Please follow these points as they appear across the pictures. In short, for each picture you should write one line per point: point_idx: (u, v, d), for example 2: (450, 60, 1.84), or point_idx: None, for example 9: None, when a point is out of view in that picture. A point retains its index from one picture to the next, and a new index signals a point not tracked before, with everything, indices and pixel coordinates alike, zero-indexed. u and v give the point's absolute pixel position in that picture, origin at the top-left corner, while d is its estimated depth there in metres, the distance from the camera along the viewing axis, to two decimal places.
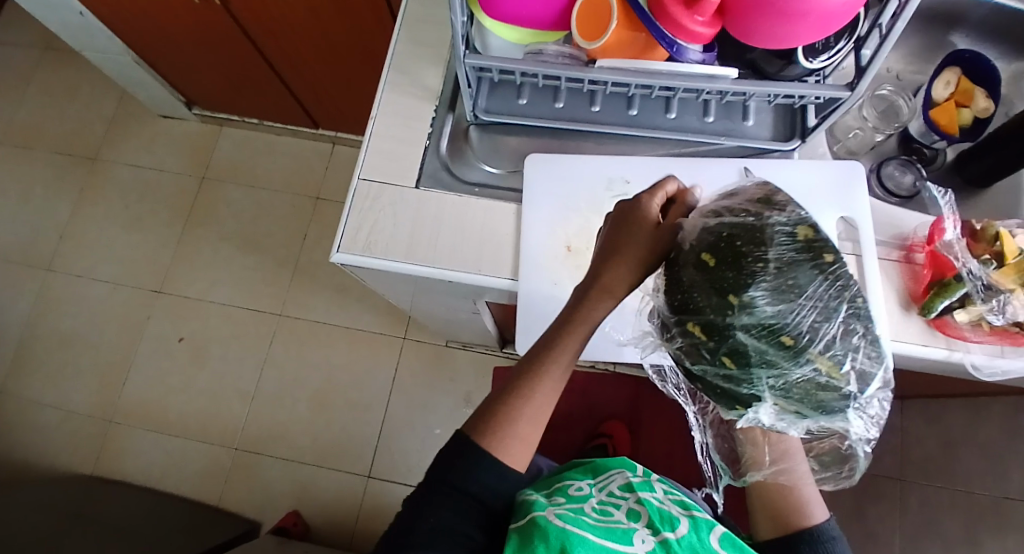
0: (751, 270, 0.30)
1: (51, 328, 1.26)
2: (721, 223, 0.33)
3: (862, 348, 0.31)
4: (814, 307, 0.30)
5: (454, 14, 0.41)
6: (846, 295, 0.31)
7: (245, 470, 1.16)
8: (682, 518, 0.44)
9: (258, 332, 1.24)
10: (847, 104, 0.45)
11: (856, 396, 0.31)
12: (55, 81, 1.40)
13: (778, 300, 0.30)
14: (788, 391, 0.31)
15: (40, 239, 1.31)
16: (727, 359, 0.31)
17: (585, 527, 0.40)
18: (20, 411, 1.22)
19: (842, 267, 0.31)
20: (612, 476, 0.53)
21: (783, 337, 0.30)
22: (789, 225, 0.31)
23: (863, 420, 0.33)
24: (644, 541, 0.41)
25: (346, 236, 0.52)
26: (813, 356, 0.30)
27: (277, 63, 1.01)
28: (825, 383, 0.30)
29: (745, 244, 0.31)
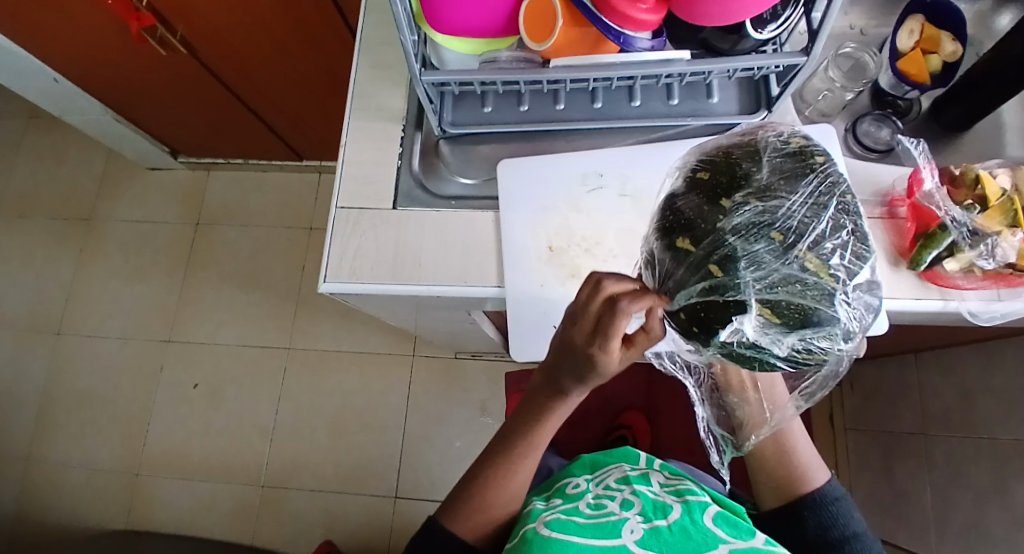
0: (745, 175, 0.31)
1: (69, 390, 1.29)
2: (718, 146, 0.35)
3: (849, 247, 0.30)
4: (804, 202, 0.30)
5: (404, 34, 0.42)
6: (837, 194, 0.31)
7: (274, 504, 1.18)
8: (675, 504, 0.45)
9: (269, 368, 1.25)
10: (807, 69, 0.45)
11: (843, 302, 0.30)
12: (42, 149, 1.43)
13: (770, 197, 0.30)
14: (777, 293, 0.29)
15: (47, 304, 1.34)
16: (714, 266, 0.30)
17: (572, 531, 0.41)
18: (49, 475, 1.24)
19: (830, 169, 0.32)
20: (609, 471, 0.54)
21: (773, 233, 0.29)
22: (781, 139, 0.33)
23: (848, 338, 0.32)
24: (633, 531, 0.42)
25: (331, 264, 0.53)
26: (801, 254, 0.29)
27: (252, 100, 1.02)
28: (814, 282, 0.29)
29: (740, 157, 0.33)
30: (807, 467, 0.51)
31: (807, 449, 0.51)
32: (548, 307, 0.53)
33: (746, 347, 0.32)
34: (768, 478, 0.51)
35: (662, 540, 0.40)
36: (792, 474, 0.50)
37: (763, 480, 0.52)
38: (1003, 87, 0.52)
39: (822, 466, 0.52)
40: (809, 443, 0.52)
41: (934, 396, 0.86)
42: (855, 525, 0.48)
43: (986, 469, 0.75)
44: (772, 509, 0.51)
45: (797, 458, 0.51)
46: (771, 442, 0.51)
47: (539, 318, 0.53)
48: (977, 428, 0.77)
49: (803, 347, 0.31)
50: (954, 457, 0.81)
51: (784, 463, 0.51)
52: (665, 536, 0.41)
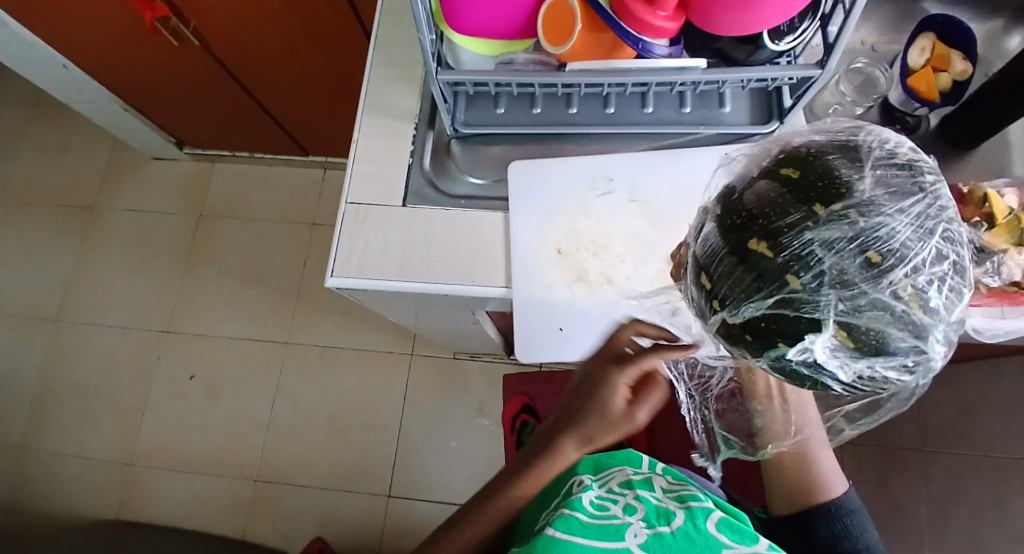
0: (842, 182, 0.27)
1: (65, 379, 1.28)
2: (810, 143, 0.30)
3: (951, 280, 0.26)
4: (910, 221, 0.26)
5: (423, 33, 0.42)
6: (947, 216, 0.26)
7: (268, 500, 1.17)
8: (678, 510, 0.45)
9: (267, 362, 1.25)
10: (821, 81, 0.45)
11: (930, 337, 0.26)
12: (47, 136, 1.43)
13: (873, 212, 0.26)
14: (857, 319, 0.26)
15: (45, 292, 1.33)
16: (791, 278, 0.27)
17: (576, 530, 0.42)
18: (42, 463, 1.23)
19: (942, 188, 0.27)
20: (612, 473, 0.54)
21: (869, 253, 0.25)
22: (885, 145, 0.29)
23: (917, 372, 0.29)
24: (636, 535, 0.41)
25: (339, 259, 0.53)
26: (897, 280, 0.25)
27: (260, 94, 1.02)
28: (903, 315, 0.25)
29: (835, 159, 0.28)
30: (825, 476, 0.50)
31: (827, 461, 0.50)
32: (553, 310, 0.53)
33: (804, 366, 0.29)
34: (782, 483, 0.51)
35: (666, 544, 0.40)
36: (807, 482, 0.50)
37: (778, 486, 0.52)
38: (1012, 107, 0.53)
39: (840, 479, 0.51)
40: (830, 456, 0.51)
41: (933, 412, 0.86)
42: (868, 538, 0.48)
43: (983, 486, 0.75)
44: (781, 516, 0.52)
45: (816, 467, 0.50)
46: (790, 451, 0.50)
47: (543, 320, 0.53)
48: (975, 445, 0.78)
49: (870, 376, 0.28)
50: (951, 473, 0.81)
51: (801, 472, 0.50)
52: (669, 541, 0.40)
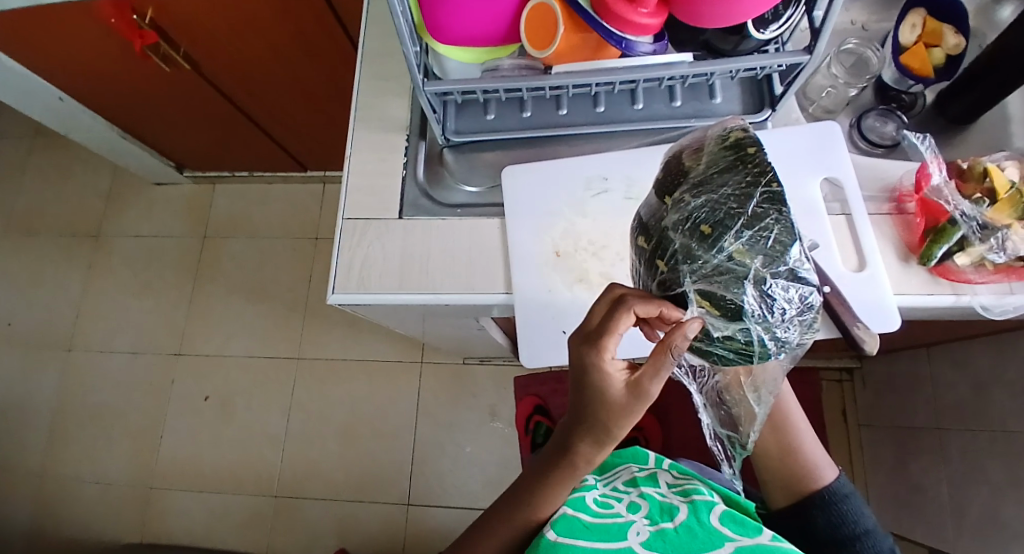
0: (686, 177, 0.36)
1: (81, 405, 1.29)
2: (680, 148, 0.40)
3: (773, 232, 0.33)
4: (731, 192, 0.34)
5: (406, 46, 0.42)
6: (764, 179, 0.33)
7: (287, 514, 1.18)
8: (681, 504, 0.45)
9: (278, 378, 1.26)
10: (810, 67, 0.45)
11: (771, 287, 0.34)
12: (49, 167, 1.44)
13: (700, 194, 0.35)
14: (709, 283, 0.34)
15: (57, 321, 1.35)
16: (661, 261, 0.36)
17: (578, 534, 0.41)
18: (63, 489, 1.25)
19: (763, 155, 0.34)
20: (617, 473, 0.55)
21: (703, 227, 0.34)
22: (724, 132, 0.37)
23: (785, 326, 0.35)
24: (639, 533, 0.41)
25: (340, 274, 0.53)
26: (727, 243, 0.33)
27: (254, 112, 1.03)
28: (737, 268, 0.33)
29: (688, 158, 0.38)
30: (815, 460, 0.51)
31: (814, 446, 0.51)
32: (556, 312, 0.53)
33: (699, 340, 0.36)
34: (775, 471, 0.51)
35: (668, 542, 0.40)
36: (798, 466, 0.50)
37: (772, 476, 0.52)
38: (1007, 79, 0.52)
39: (830, 463, 0.51)
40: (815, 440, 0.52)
41: (947, 391, 0.85)
42: (866, 521, 0.48)
43: (1001, 463, 0.74)
44: (779, 509, 0.51)
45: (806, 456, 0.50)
46: (777, 441, 0.51)
47: (547, 324, 0.53)
48: (992, 421, 0.77)
49: (746, 336, 0.35)
50: (969, 451, 0.80)
51: (789, 460, 0.50)
52: (672, 539, 0.41)
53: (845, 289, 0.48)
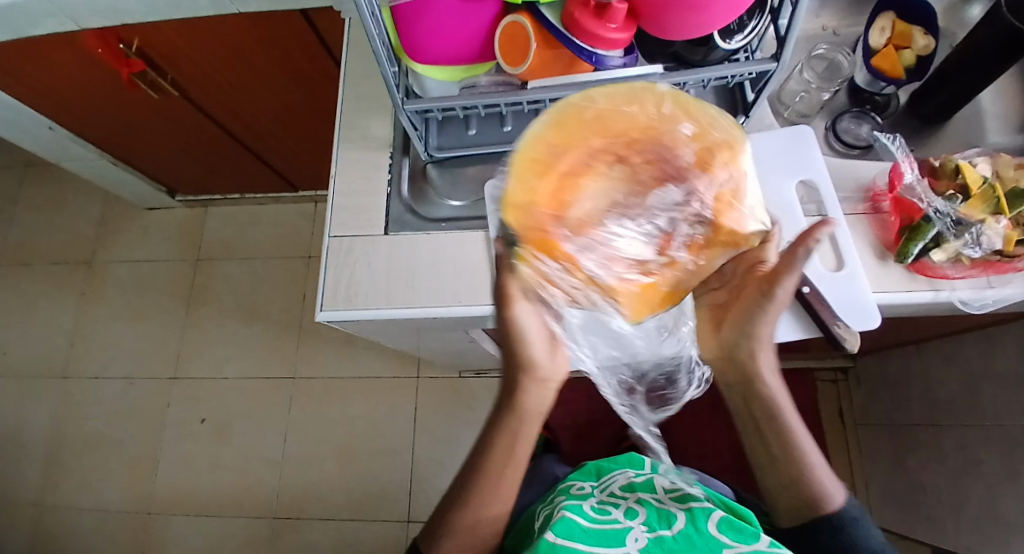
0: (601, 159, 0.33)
1: (76, 434, 1.29)
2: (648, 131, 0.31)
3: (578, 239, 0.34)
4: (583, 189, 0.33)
5: (384, 67, 0.43)
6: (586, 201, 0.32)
7: (287, 536, 1.17)
8: (679, 513, 0.46)
9: (275, 399, 1.25)
10: (779, 74, 0.46)
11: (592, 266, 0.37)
12: (41, 196, 1.45)
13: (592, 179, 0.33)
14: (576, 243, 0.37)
15: (52, 350, 1.35)
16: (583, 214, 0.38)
17: (577, 537, 0.41)
18: (60, 519, 1.24)
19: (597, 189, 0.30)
20: (615, 477, 0.56)
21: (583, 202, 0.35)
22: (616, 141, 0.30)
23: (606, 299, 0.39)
24: (637, 539, 0.42)
25: (327, 292, 0.54)
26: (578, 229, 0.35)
27: (243, 135, 1.04)
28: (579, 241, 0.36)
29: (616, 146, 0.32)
30: (820, 481, 0.48)
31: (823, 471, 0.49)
32: None
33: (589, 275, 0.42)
34: (779, 489, 0.49)
35: (666, 548, 0.41)
36: (805, 486, 0.48)
37: (778, 496, 0.50)
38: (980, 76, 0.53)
39: (835, 480, 0.49)
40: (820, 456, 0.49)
41: (939, 386, 0.86)
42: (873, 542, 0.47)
43: (995, 455, 0.74)
44: (785, 528, 0.50)
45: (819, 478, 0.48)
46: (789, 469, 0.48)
47: None
48: (985, 414, 0.77)
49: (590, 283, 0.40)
50: (964, 445, 0.81)
51: (797, 484, 0.48)
52: (669, 544, 0.41)
53: (824, 289, 0.48)
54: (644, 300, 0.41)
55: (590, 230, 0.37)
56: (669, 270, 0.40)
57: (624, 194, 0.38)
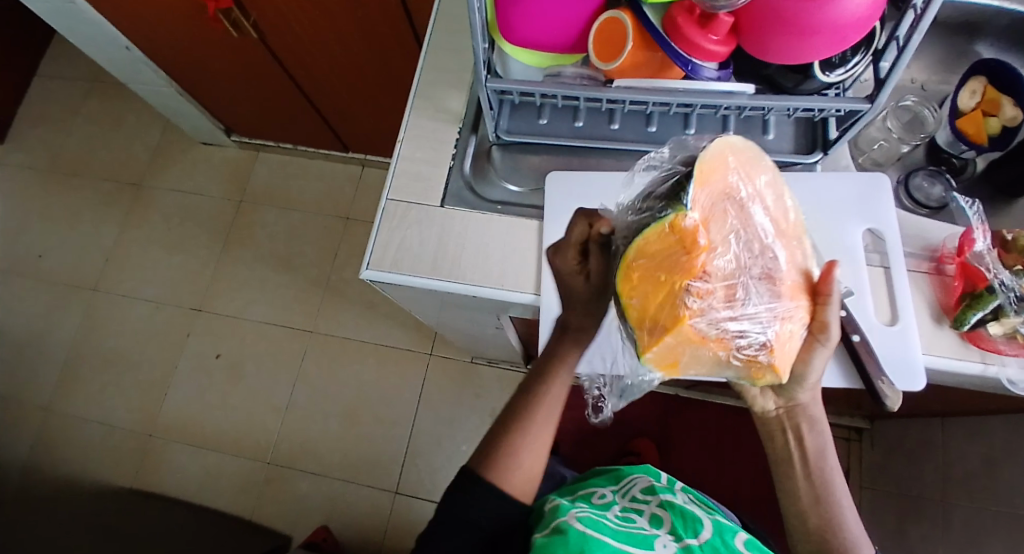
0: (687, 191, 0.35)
1: (97, 346, 1.33)
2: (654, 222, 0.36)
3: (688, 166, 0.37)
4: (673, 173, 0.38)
5: (476, 41, 0.43)
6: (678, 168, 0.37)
7: (277, 484, 1.19)
8: (704, 522, 0.48)
9: (289, 350, 1.28)
10: (869, 115, 0.45)
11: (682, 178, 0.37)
12: (104, 114, 1.49)
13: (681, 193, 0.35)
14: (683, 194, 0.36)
15: (88, 262, 1.39)
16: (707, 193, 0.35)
17: (605, 531, 0.43)
18: (67, 425, 1.28)
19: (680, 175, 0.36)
20: (635, 482, 0.57)
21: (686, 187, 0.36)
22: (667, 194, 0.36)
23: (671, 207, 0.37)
24: (665, 545, 0.43)
25: (375, 253, 0.55)
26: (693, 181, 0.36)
27: (309, 89, 1.05)
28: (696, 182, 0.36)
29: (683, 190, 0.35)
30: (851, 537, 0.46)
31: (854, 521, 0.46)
32: None
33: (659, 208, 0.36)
34: (806, 539, 0.47)
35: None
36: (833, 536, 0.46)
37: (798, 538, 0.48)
38: None
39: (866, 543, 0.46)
40: (854, 514, 0.47)
41: (957, 464, 0.83)
42: None
43: (1003, 544, 0.72)
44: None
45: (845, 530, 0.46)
46: (817, 514, 0.46)
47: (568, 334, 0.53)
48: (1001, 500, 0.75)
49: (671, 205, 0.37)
50: (971, 527, 0.78)
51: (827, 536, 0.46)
52: None
53: (874, 340, 0.47)
54: (662, 348, 0.35)
55: (716, 257, 0.34)
56: (709, 357, 0.35)
57: (747, 274, 0.34)
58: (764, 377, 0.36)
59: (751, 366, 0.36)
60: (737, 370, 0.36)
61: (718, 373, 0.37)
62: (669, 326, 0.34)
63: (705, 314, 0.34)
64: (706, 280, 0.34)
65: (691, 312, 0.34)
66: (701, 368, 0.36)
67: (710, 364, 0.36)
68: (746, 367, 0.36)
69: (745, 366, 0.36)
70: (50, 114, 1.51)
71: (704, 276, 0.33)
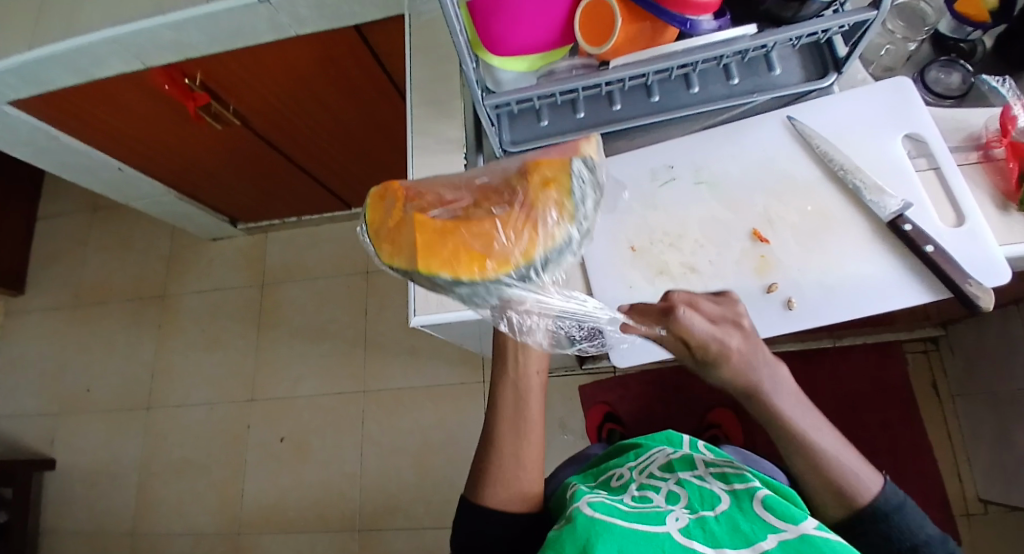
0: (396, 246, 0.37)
1: (164, 461, 1.34)
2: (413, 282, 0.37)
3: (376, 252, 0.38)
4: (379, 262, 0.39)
5: (466, 61, 0.43)
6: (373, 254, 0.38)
7: (372, 547, 1.18)
8: (723, 494, 0.41)
9: (348, 414, 1.28)
10: (877, 23, 0.43)
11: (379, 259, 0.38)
12: (112, 238, 1.53)
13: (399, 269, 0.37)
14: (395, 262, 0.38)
15: (135, 382, 1.41)
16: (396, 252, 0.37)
17: (614, 512, 0.38)
18: (157, 543, 1.29)
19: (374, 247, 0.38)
20: (653, 456, 0.53)
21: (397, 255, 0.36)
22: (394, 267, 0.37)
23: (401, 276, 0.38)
24: (678, 519, 0.38)
25: (418, 298, 0.54)
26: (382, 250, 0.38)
27: (299, 158, 1.06)
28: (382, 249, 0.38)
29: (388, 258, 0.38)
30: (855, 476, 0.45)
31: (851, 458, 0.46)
32: None
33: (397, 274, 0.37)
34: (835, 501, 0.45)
35: (708, 530, 0.36)
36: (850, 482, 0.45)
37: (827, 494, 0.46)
38: None
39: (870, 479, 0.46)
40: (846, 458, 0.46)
41: None
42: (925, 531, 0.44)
43: None
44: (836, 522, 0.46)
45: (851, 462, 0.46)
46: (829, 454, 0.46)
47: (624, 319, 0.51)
48: None
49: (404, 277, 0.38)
50: None
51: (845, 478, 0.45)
52: (712, 525, 0.37)
53: (947, 246, 0.45)
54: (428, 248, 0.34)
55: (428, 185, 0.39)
56: (515, 219, 0.35)
57: (475, 179, 0.39)
58: (558, 197, 0.35)
59: (530, 196, 0.35)
60: (533, 212, 0.35)
61: (524, 230, 0.35)
62: (422, 232, 0.34)
63: (441, 209, 0.36)
64: (429, 202, 0.36)
65: (428, 212, 0.36)
66: (502, 237, 0.34)
67: (499, 225, 0.35)
68: (528, 201, 0.35)
69: (527, 199, 0.35)
70: (63, 252, 1.55)
71: (418, 195, 0.37)
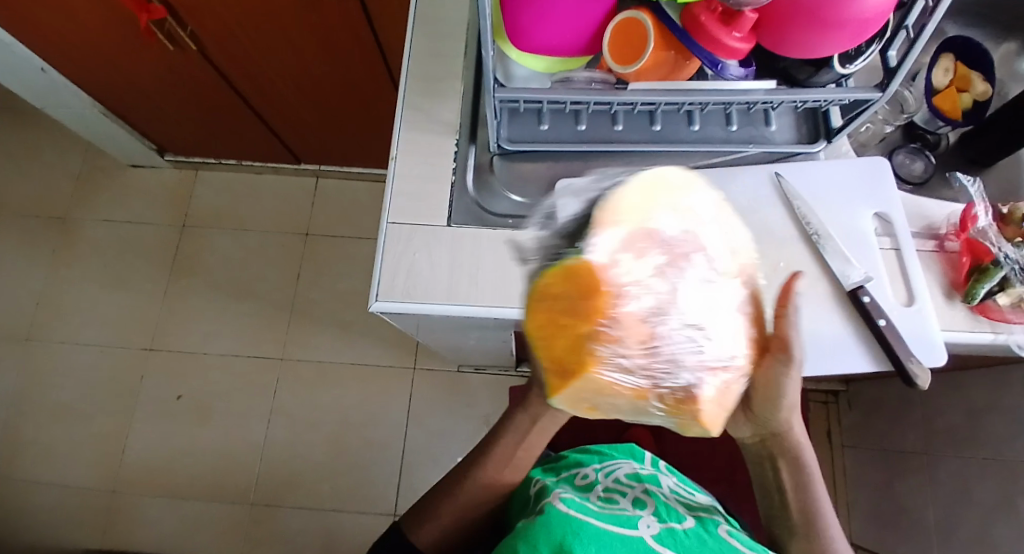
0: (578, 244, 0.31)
1: (37, 401, 1.19)
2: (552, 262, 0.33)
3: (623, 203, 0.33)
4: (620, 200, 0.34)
5: (485, 49, 0.40)
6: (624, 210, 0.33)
7: (265, 524, 1.12)
8: (687, 515, 0.41)
9: (261, 380, 1.19)
10: (876, 105, 0.45)
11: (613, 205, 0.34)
12: (10, 143, 1.33)
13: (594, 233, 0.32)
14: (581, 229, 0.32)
15: (14, 309, 1.24)
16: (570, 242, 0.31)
17: (589, 513, 0.37)
18: (11, 494, 1.15)
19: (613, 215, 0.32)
20: (619, 464, 0.51)
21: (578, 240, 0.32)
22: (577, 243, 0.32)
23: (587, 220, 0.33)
24: (650, 526, 0.38)
25: (383, 283, 0.50)
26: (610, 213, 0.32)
27: (255, 99, 0.97)
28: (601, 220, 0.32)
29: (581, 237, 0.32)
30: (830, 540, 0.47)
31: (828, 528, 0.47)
32: None
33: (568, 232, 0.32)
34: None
35: (679, 542, 0.37)
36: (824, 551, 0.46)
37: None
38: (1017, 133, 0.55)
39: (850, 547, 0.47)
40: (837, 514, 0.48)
41: (937, 415, 0.87)
42: None
43: (988, 488, 0.77)
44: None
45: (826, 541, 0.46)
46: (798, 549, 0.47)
47: None
48: (983, 445, 0.79)
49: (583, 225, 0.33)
50: (959, 478, 0.83)
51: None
52: (683, 539, 0.37)
53: (896, 322, 0.49)
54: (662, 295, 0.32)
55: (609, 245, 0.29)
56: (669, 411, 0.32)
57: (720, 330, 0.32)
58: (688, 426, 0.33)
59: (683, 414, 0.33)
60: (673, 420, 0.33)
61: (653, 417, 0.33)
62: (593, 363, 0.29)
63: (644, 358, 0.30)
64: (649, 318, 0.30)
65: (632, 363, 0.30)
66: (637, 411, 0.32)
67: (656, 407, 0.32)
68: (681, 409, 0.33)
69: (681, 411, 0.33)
70: None
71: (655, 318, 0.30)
